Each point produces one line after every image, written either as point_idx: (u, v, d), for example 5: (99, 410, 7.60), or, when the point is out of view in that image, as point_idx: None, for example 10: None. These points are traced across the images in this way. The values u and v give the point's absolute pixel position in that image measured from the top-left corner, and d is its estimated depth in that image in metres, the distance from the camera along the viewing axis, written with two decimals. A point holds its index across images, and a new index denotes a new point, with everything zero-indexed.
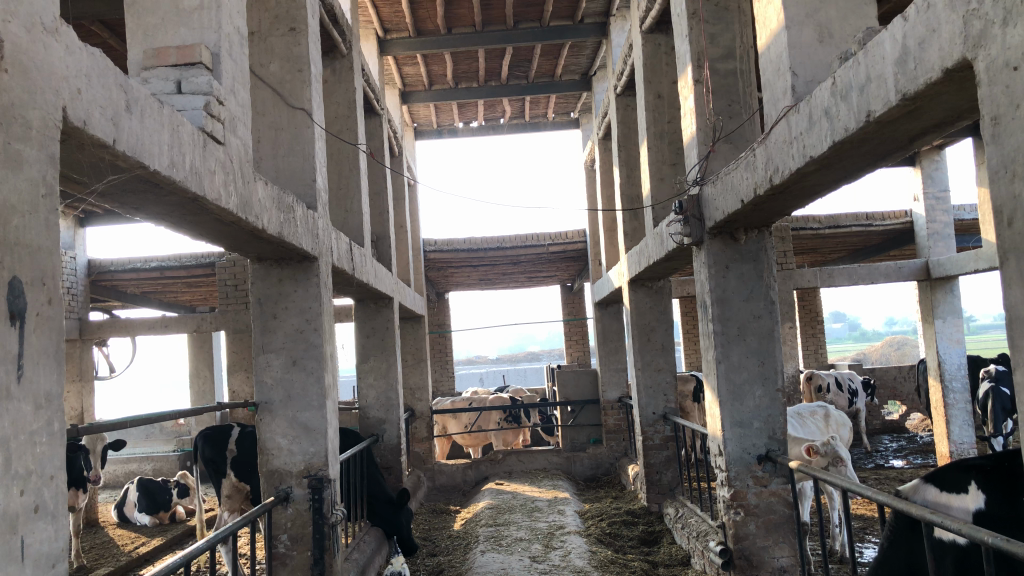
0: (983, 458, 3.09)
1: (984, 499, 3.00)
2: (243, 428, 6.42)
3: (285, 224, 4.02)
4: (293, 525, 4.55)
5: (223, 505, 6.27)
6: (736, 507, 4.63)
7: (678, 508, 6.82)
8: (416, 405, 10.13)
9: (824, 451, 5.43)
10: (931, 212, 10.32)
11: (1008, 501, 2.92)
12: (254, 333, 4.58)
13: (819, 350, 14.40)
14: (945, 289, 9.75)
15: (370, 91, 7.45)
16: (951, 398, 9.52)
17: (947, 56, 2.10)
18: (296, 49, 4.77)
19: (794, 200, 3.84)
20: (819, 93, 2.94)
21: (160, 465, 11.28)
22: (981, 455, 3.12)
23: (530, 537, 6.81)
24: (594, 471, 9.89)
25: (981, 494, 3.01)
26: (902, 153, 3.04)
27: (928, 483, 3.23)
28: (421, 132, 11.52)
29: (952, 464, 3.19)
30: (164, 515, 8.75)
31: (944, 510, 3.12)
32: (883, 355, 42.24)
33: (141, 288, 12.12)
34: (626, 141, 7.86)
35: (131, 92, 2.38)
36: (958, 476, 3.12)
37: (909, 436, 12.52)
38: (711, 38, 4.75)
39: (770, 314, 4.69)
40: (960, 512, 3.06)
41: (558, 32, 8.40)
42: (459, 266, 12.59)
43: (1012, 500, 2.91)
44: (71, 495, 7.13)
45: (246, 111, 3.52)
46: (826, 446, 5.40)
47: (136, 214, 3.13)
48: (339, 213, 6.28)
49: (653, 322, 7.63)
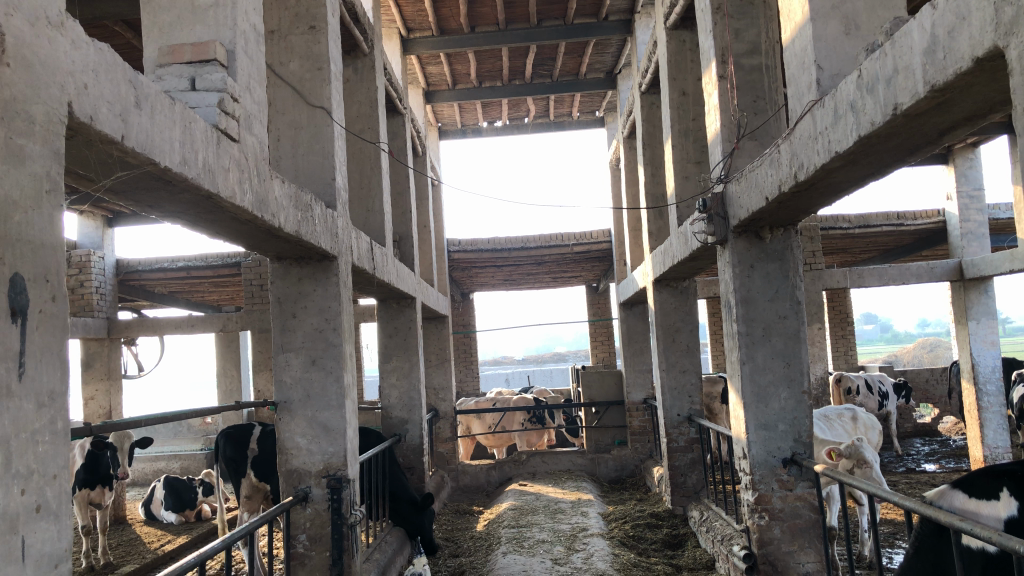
0: (1014, 465, 2.99)
1: (1016, 506, 2.90)
2: (264, 427, 6.43)
3: (303, 223, 3.99)
4: (311, 525, 4.53)
5: (244, 504, 6.28)
6: (760, 511, 4.53)
7: (703, 511, 6.71)
8: (439, 405, 10.11)
9: (848, 453, 5.32)
10: (964, 211, 10.11)
11: None
12: (274, 333, 4.58)
13: (848, 351, 14.18)
14: (979, 290, 9.50)
15: (393, 90, 7.44)
16: (984, 401, 9.32)
17: (978, 45, 2.01)
18: (316, 47, 4.75)
19: (820, 197, 3.75)
20: (845, 86, 2.85)
21: (187, 464, 11.35)
22: (1012, 461, 3.03)
23: (552, 539, 6.75)
24: (619, 473, 9.80)
25: (1014, 500, 2.91)
26: (932, 148, 2.94)
27: (955, 489, 3.13)
28: (446, 131, 11.50)
29: (981, 470, 3.10)
30: (190, 513, 8.80)
31: (972, 517, 3.02)
32: (916, 357, 41.67)
33: (169, 288, 12.22)
34: (650, 140, 7.76)
35: (140, 88, 2.35)
36: (988, 482, 3.02)
37: (942, 439, 12.26)
38: (736, 33, 4.64)
39: (795, 315, 4.58)
40: (990, 519, 2.96)
41: (582, 29, 8.33)
42: (484, 266, 12.57)
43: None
44: (99, 492, 7.25)
45: (262, 109, 3.50)
46: (850, 448, 5.30)
47: (151, 212, 3.12)
48: (361, 213, 6.25)
49: (678, 322, 7.54)
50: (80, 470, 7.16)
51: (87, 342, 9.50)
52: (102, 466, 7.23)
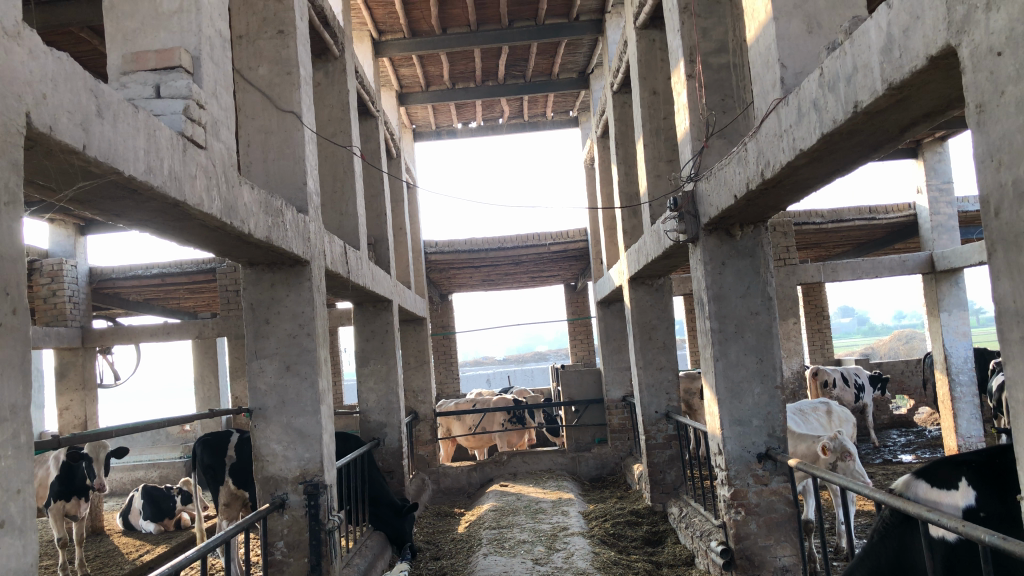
0: (974, 456, 3.06)
1: (975, 496, 2.96)
2: (241, 434, 6.40)
3: (273, 229, 3.97)
4: (289, 531, 4.51)
5: (223, 512, 6.25)
6: (736, 507, 4.57)
7: (682, 507, 6.75)
8: (419, 407, 10.11)
9: (832, 446, 5.41)
10: (934, 205, 10.23)
11: (999, 497, 2.89)
12: (248, 339, 4.55)
13: (825, 345, 14.33)
14: (950, 281, 9.62)
15: (365, 93, 7.41)
16: (958, 391, 9.43)
17: (931, 43, 2.04)
18: (285, 51, 4.72)
19: (787, 194, 3.79)
20: (808, 84, 2.88)
21: (166, 472, 11.25)
22: (972, 452, 3.10)
23: (533, 539, 6.76)
24: (600, 471, 9.84)
25: (972, 490, 2.97)
26: (894, 144, 2.98)
27: (920, 479, 3.18)
28: (420, 133, 11.49)
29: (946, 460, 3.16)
30: (169, 522, 8.73)
31: (935, 507, 3.07)
32: (893, 349, 42.10)
33: (143, 295, 12.11)
34: (624, 138, 7.79)
35: (102, 97, 2.34)
36: (950, 472, 3.08)
37: (918, 430, 12.42)
38: (703, 33, 4.68)
39: (767, 310, 4.63)
40: (950, 508, 3.01)
41: (554, 29, 8.35)
42: (461, 268, 12.56)
43: (1003, 497, 2.89)
44: (74, 504, 7.15)
45: (229, 115, 3.49)
46: (834, 441, 5.39)
47: (119, 221, 3.10)
48: (335, 216, 6.23)
49: (655, 320, 7.57)
50: (55, 482, 7.09)
51: (60, 351, 9.38)
52: (78, 476, 7.14)
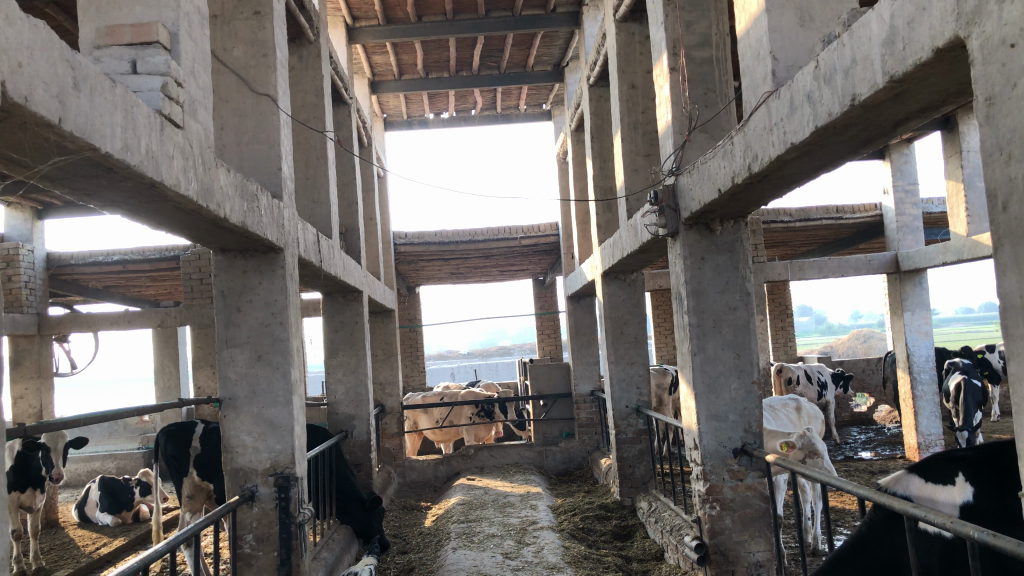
0: (970, 450, 3.08)
1: (972, 492, 2.97)
2: (206, 425, 6.26)
3: (248, 214, 3.85)
4: (259, 524, 4.41)
5: (185, 504, 6.10)
6: (712, 502, 4.57)
7: (651, 501, 6.76)
8: (386, 400, 9.99)
9: (802, 443, 5.48)
10: (900, 205, 10.31)
11: (997, 494, 2.92)
12: (217, 328, 4.43)
13: (788, 343, 14.51)
14: (914, 282, 9.65)
15: (339, 80, 7.28)
16: (919, 389, 9.57)
17: (938, 35, 2.03)
18: (261, 33, 4.61)
19: (772, 189, 3.77)
20: (802, 77, 2.86)
21: (123, 463, 11.01)
22: (966, 446, 3.11)
23: (502, 533, 6.71)
24: (566, 465, 9.84)
25: (969, 486, 2.98)
26: (884, 141, 2.97)
27: (912, 474, 3.18)
28: (392, 123, 11.36)
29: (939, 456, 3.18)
30: (127, 514, 8.54)
31: (929, 503, 3.07)
32: (851, 348, 42.81)
33: (103, 282, 11.85)
34: (599, 132, 7.76)
35: (78, 68, 2.23)
36: (945, 466, 3.09)
37: (877, 427, 12.61)
38: (687, 26, 4.65)
39: (745, 306, 4.63)
40: (946, 505, 3.02)
41: (531, 21, 8.28)
42: (430, 260, 12.45)
43: (1001, 494, 2.92)
44: (30, 495, 6.94)
45: (207, 94, 3.37)
46: (803, 438, 5.47)
47: (91, 201, 2.98)
48: (307, 204, 6.10)
49: (627, 315, 7.54)
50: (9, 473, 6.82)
51: (16, 339, 9.11)
52: (33, 466, 6.95)
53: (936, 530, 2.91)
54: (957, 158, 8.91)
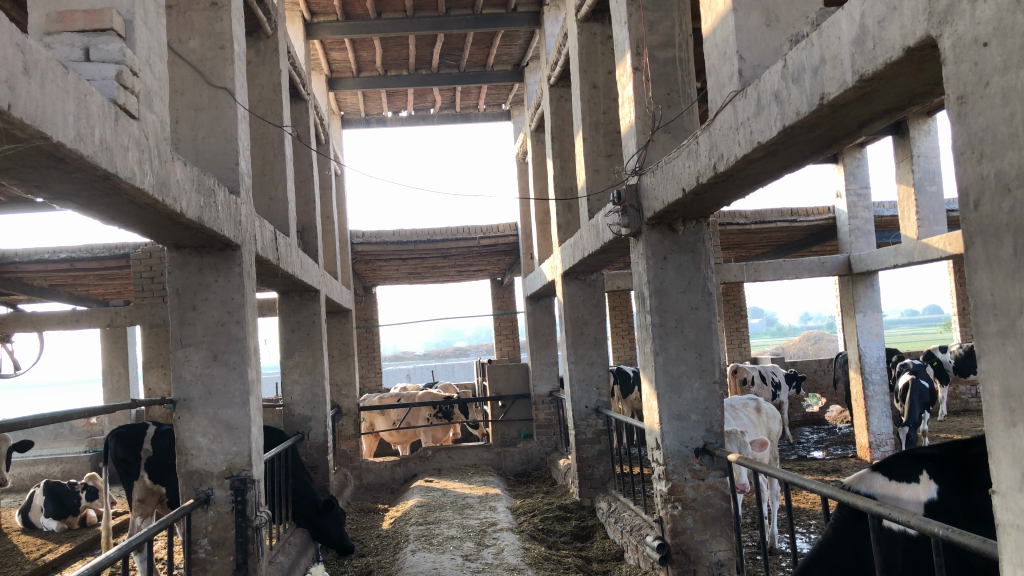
0: (934, 449, 3.15)
1: (936, 490, 3.05)
2: (158, 427, 6.09)
3: (206, 209, 3.75)
4: (214, 528, 4.30)
5: (137, 508, 5.94)
6: (673, 501, 4.58)
7: (611, 502, 6.76)
8: (343, 401, 9.85)
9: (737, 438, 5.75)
10: (852, 208, 10.45)
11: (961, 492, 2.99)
12: (172, 326, 4.31)
13: (743, 344, 14.70)
14: (865, 284, 9.82)
15: (297, 76, 7.17)
16: (870, 389, 9.75)
17: (909, 34, 2.04)
18: (218, 25, 4.49)
19: (735, 189, 3.78)
20: (769, 77, 2.86)
21: (69, 467, 10.69)
22: (931, 445, 3.19)
23: (461, 535, 6.66)
24: (525, 466, 9.82)
25: (934, 483, 3.06)
26: (848, 142, 3.00)
27: (876, 472, 3.24)
28: (349, 120, 11.23)
29: (902, 454, 3.25)
30: (73, 520, 8.29)
31: (894, 501, 3.13)
32: (801, 349, 43.58)
33: (49, 280, 11.49)
34: (560, 132, 7.74)
35: (29, 52, 2.12)
36: (910, 465, 3.16)
37: (829, 427, 12.81)
38: (650, 25, 4.66)
39: (707, 306, 4.65)
40: (911, 503, 3.09)
41: (491, 19, 8.24)
42: (388, 259, 12.33)
43: (964, 491, 2.99)
44: None
45: (163, 85, 3.26)
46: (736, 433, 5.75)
47: (40, 193, 2.86)
48: (263, 200, 5.99)
49: (586, 316, 7.54)
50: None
51: None
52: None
53: (900, 528, 2.95)
54: (907, 163, 9.09)
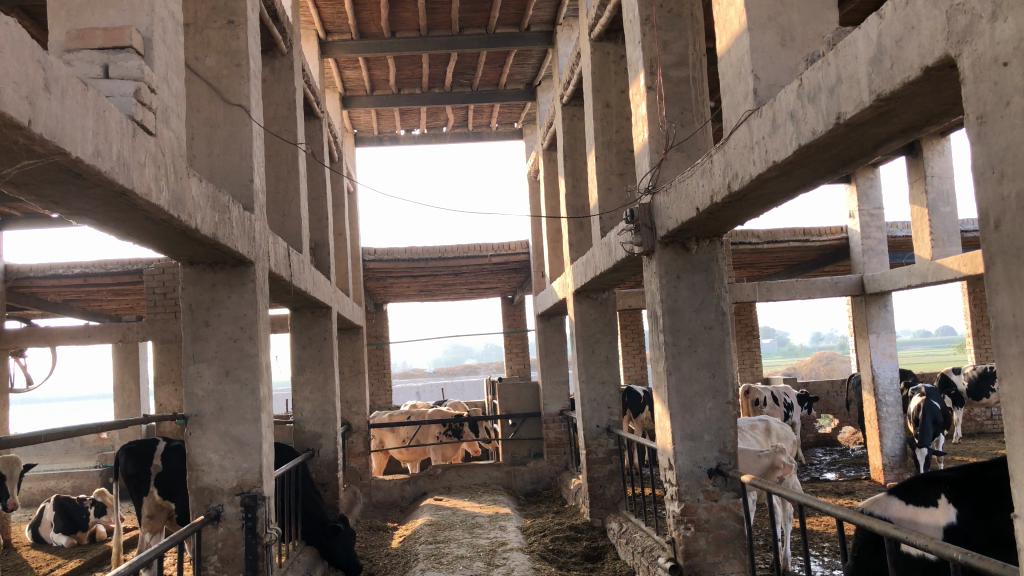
0: (952, 472, 3.19)
1: (955, 514, 3.09)
2: (169, 442, 6.09)
3: (220, 225, 3.76)
4: (224, 545, 4.28)
5: (145, 525, 5.94)
6: (686, 522, 4.54)
7: (622, 522, 6.71)
8: (353, 418, 9.83)
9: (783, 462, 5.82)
10: (865, 228, 10.38)
11: (981, 516, 3.03)
12: (184, 342, 4.32)
13: (754, 364, 14.62)
14: (879, 304, 9.76)
15: (311, 93, 7.21)
16: (884, 411, 9.66)
17: (927, 53, 2.03)
18: (234, 43, 4.52)
19: (750, 208, 3.77)
20: (784, 95, 2.86)
21: (80, 482, 10.70)
22: (949, 469, 3.23)
23: (471, 554, 6.62)
24: (534, 485, 9.76)
25: (953, 507, 3.10)
26: (863, 161, 2.99)
27: (893, 496, 3.32)
28: (362, 138, 11.28)
29: (919, 479, 3.29)
30: (83, 535, 8.29)
31: (913, 525, 3.19)
32: (814, 369, 43.33)
33: (63, 295, 11.57)
34: (572, 150, 7.75)
35: (50, 69, 2.15)
36: (929, 489, 3.21)
37: (842, 449, 12.69)
38: (664, 45, 4.68)
39: (720, 325, 4.62)
40: (930, 527, 3.14)
41: (505, 39, 8.28)
42: (399, 277, 12.34)
43: (985, 514, 3.03)
44: None
45: (180, 101, 3.28)
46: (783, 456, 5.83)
47: (58, 208, 2.88)
48: (277, 217, 6.01)
49: (598, 334, 7.51)
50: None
51: None
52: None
53: (920, 553, 3.03)
54: (921, 183, 9.05)
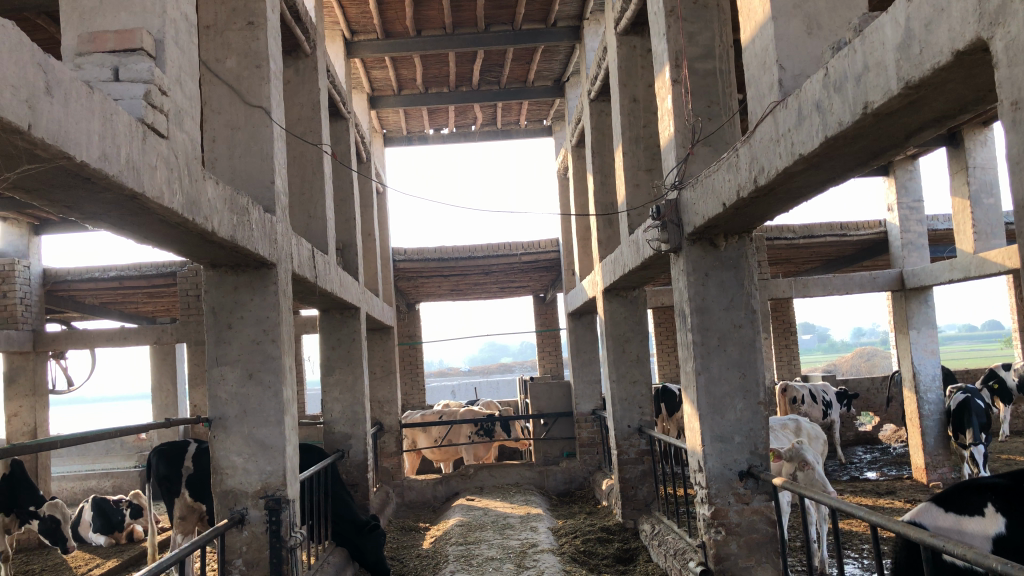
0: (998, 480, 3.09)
1: (1004, 524, 3.01)
2: (200, 444, 6.12)
3: (239, 227, 3.74)
4: (248, 548, 4.27)
5: (177, 526, 5.96)
6: (717, 526, 4.42)
7: (654, 524, 6.59)
8: (384, 418, 9.82)
9: (790, 456, 5.58)
10: (905, 222, 10.13)
11: None
12: (208, 345, 4.31)
13: (792, 361, 14.37)
14: (919, 299, 9.49)
15: (337, 93, 7.20)
16: (925, 409, 9.41)
17: (958, 38, 1.92)
18: (255, 44, 4.50)
19: (778, 203, 3.65)
20: (810, 86, 2.75)
21: (119, 482, 10.84)
22: (996, 476, 3.14)
23: (501, 556, 6.55)
24: (567, 485, 9.66)
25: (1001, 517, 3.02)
26: (894, 153, 2.87)
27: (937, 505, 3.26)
28: (391, 138, 11.28)
29: (963, 488, 3.22)
30: (120, 535, 8.36)
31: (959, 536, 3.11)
32: (855, 365, 42.61)
33: (100, 298, 11.74)
34: (600, 147, 7.66)
35: (51, 72, 2.12)
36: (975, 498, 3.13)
37: (882, 448, 12.40)
38: (689, 37, 4.55)
39: (750, 324, 4.49)
40: (975, 538, 3.06)
41: (531, 35, 8.21)
42: (430, 276, 12.33)
43: None
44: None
45: (194, 104, 3.26)
46: (790, 451, 5.62)
47: (72, 213, 2.86)
48: (302, 219, 6.00)
49: (628, 333, 7.40)
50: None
51: (11, 355, 9.05)
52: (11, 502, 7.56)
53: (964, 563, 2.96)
54: (962, 174, 8.78)
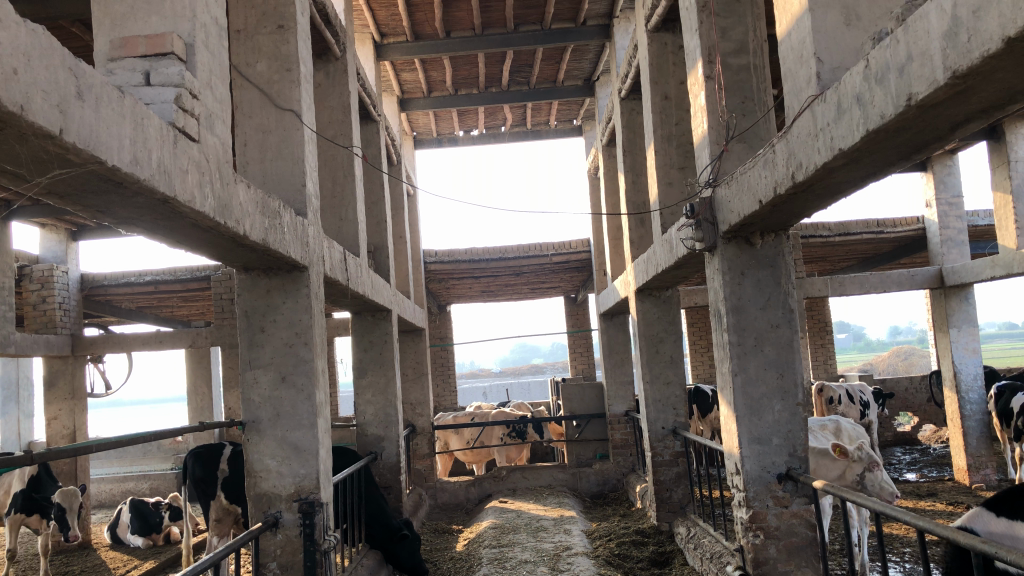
0: None
1: None
2: (235, 447, 6.15)
3: (270, 231, 3.74)
4: (282, 552, 4.26)
5: (213, 528, 5.98)
6: (755, 530, 4.34)
7: (689, 527, 6.50)
8: (417, 420, 9.82)
9: (860, 457, 5.49)
10: (943, 218, 9.90)
11: None
12: (241, 349, 4.32)
13: (828, 361, 14.15)
14: (959, 297, 9.25)
15: (367, 96, 7.20)
16: (967, 409, 9.19)
17: (1009, 24, 1.84)
18: (284, 47, 4.50)
19: (817, 199, 3.58)
20: (850, 78, 2.67)
21: (156, 484, 10.96)
22: None
23: (535, 559, 6.51)
24: (601, 487, 9.56)
25: None
26: (939, 146, 2.77)
27: (988, 511, 3.17)
28: (421, 140, 11.30)
29: (1016, 493, 3.12)
30: (158, 537, 8.44)
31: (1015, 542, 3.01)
32: (891, 365, 42.04)
33: (136, 302, 11.86)
34: (631, 146, 7.58)
35: (82, 76, 2.11)
36: None
37: (922, 449, 12.16)
38: (722, 32, 4.48)
39: (788, 323, 4.40)
40: None
41: (561, 34, 8.16)
42: (461, 278, 12.34)
43: None
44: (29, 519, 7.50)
45: (225, 107, 3.26)
46: (860, 451, 5.50)
47: (104, 218, 2.87)
48: (334, 221, 6.01)
49: (662, 332, 7.31)
50: (20, 492, 7.56)
51: (50, 359, 9.17)
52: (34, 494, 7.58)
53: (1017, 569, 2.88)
54: (1004, 168, 8.57)
